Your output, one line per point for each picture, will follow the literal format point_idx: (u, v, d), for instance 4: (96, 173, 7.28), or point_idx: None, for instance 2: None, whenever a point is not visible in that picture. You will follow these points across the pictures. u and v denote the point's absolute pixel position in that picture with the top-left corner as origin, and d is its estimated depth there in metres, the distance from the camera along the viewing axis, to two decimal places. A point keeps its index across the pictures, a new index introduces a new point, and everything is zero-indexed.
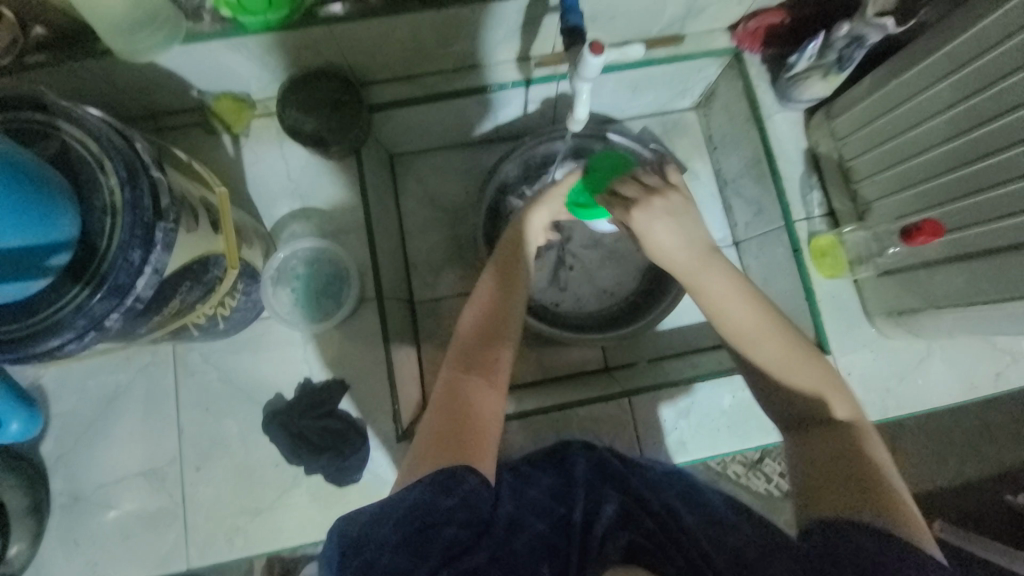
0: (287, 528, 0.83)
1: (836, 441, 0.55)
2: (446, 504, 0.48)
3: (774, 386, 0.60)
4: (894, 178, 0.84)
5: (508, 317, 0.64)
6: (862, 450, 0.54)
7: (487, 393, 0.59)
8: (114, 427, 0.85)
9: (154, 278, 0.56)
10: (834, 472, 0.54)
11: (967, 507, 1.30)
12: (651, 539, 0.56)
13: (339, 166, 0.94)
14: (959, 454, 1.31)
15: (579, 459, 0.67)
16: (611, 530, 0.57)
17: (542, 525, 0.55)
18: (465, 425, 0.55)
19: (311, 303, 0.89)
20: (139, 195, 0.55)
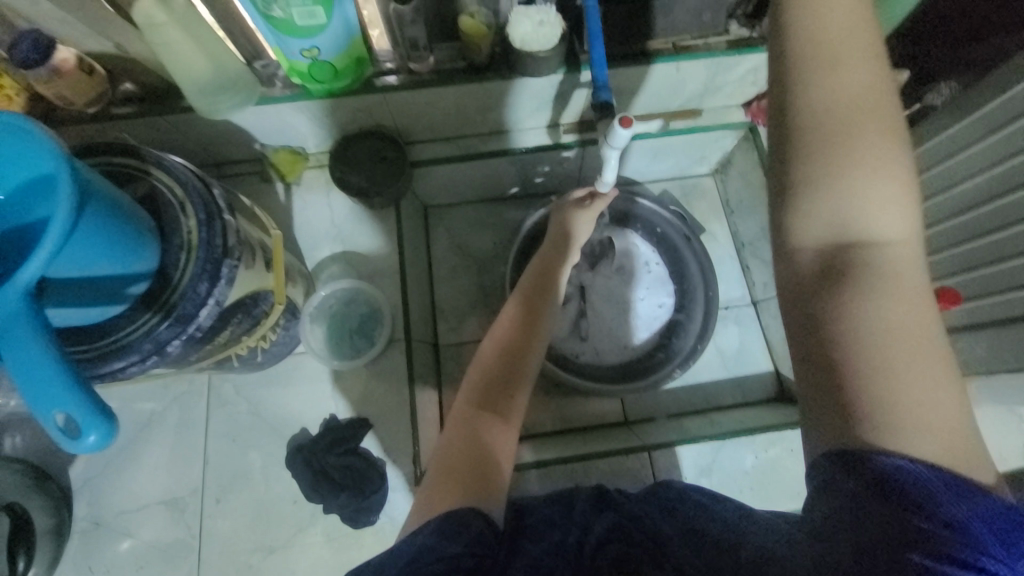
0: (299, 569, 0.82)
1: (859, 309, 0.39)
2: (454, 550, 0.45)
3: (812, 203, 0.42)
4: None
5: (526, 355, 0.68)
6: (886, 309, 0.39)
7: (499, 433, 0.62)
8: (143, 453, 0.87)
9: (216, 310, 0.60)
10: (905, 387, 0.36)
11: None
12: (646, 553, 0.49)
13: (380, 214, 1.01)
14: None
15: (585, 494, 0.61)
16: (601, 545, 0.50)
17: (541, 550, 0.49)
18: (482, 461, 0.57)
19: (345, 341, 0.92)
20: (212, 234, 0.61)
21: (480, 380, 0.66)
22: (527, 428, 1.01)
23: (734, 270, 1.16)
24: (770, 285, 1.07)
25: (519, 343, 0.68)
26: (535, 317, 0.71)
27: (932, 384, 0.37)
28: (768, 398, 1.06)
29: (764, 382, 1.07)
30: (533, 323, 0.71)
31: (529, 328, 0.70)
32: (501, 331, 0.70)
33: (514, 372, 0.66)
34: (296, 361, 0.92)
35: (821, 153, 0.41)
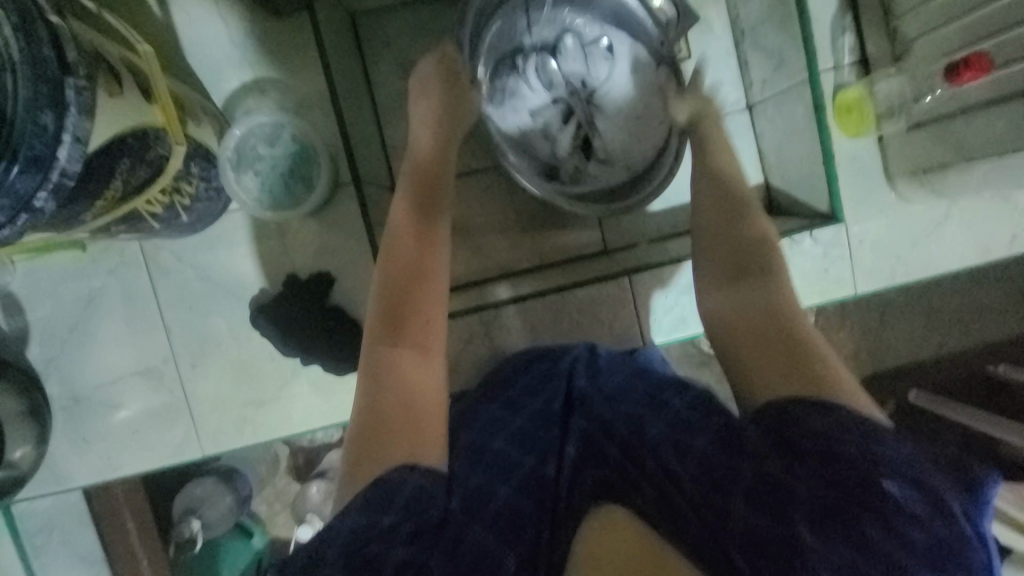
0: (294, 416, 0.85)
1: (760, 296, 0.57)
2: (386, 523, 0.48)
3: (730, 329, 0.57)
4: (941, 10, 0.72)
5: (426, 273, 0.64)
6: (778, 303, 0.56)
7: (425, 365, 0.59)
8: (98, 330, 0.82)
9: (78, 149, 0.48)
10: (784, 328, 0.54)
11: (949, 376, 1.36)
12: (617, 473, 0.52)
13: (292, 27, 0.80)
14: (948, 328, 1.34)
15: (556, 394, 0.63)
16: (577, 473, 0.54)
17: (510, 492, 0.53)
18: (409, 400, 0.56)
19: (280, 188, 0.78)
20: (36, 43, 0.44)
21: (384, 307, 0.61)
22: (504, 267, 0.96)
23: (728, 70, 1.00)
24: (769, 82, 0.92)
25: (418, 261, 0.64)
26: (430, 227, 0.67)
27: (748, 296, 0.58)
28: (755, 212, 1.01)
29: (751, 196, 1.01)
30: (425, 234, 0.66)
31: (425, 250, 0.65)
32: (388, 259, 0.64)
33: (417, 291, 0.62)
34: (233, 219, 0.81)
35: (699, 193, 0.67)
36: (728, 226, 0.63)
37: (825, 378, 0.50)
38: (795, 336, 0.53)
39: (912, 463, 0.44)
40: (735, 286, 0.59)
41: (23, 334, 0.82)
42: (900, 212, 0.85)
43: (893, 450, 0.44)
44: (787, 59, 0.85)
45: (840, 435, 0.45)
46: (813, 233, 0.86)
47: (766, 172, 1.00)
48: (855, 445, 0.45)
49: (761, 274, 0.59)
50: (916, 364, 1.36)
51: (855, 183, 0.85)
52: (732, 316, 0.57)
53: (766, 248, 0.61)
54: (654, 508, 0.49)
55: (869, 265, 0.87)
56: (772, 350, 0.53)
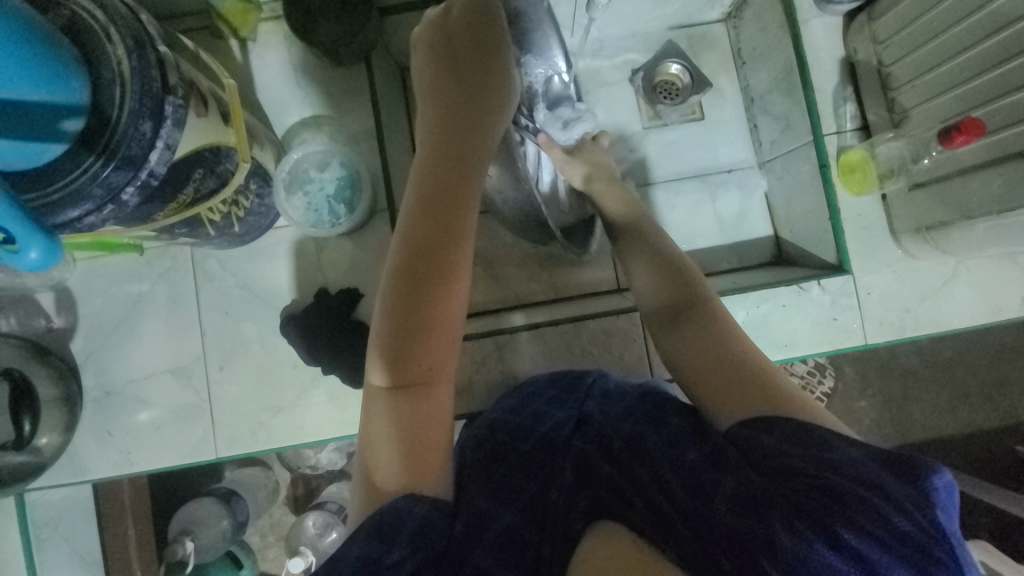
0: (307, 425, 0.87)
1: (701, 327, 0.64)
2: (392, 559, 0.50)
3: (683, 365, 0.63)
4: (933, 83, 0.79)
5: (442, 305, 0.58)
6: (718, 332, 0.63)
7: (436, 402, 0.59)
8: (139, 328, 0.88)
9: (166, 154, 0.57)
10: (728, 353, 0.61)
11: (976, 454, 1.31)
12: (610, 488, 0.55)
13: (350, 74, 0.93)
14: (972, 403, 1.31)
15: (566, 420, 0.65)
16: (573, 497, 0.56)
17: (512, 517, 0.56)
18: (415, 440, 0.57)
19: (324, 208, 0.86)
20: (146, 65, 0.53)
21: (397, 341, 0.58)
22: (520, 297, 1.01)
23: (739, 132, 1.08)
24: (777, 143, 1.00)
25: (427, 303, 0.58)
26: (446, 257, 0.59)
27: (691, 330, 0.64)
28: (764, 262, 1.05)
29: (761, 247, 1.05)
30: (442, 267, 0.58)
31: (439, 277, 0.58)
32: (398, 298, 0.58)
33: (428, 322, 0.58)
34: (278, 235, 0.89)
35: (627, 235, 0.76)
36: (674, 261, 0.70)
37: (780, 395, 0.57)
38: (742, 363, 0.60)
39: (861, 462, 0.48)
40: (680, 324, 0.65)
41: (71, 327, 0.88)
42: (907, 266, 0.89)
43: (843, 453, 0.49)
44: (793, 123, 0.93)
45: (791, 449, 0.51)
46: (821, 282, 0.89)
47: (776, 224, 1.05)
48: (804, 456, 0.50)
49: (700, 308, 0.65)
50: (939, 438, 1.31)
51: (862, 237, 0.89)
52: (682, 351, 0.64)
53: (697, 281, 0.68)
54: (647, 522, 0.52)
55: (880, 317, 0.89)
56: (725, 378, 0.59)
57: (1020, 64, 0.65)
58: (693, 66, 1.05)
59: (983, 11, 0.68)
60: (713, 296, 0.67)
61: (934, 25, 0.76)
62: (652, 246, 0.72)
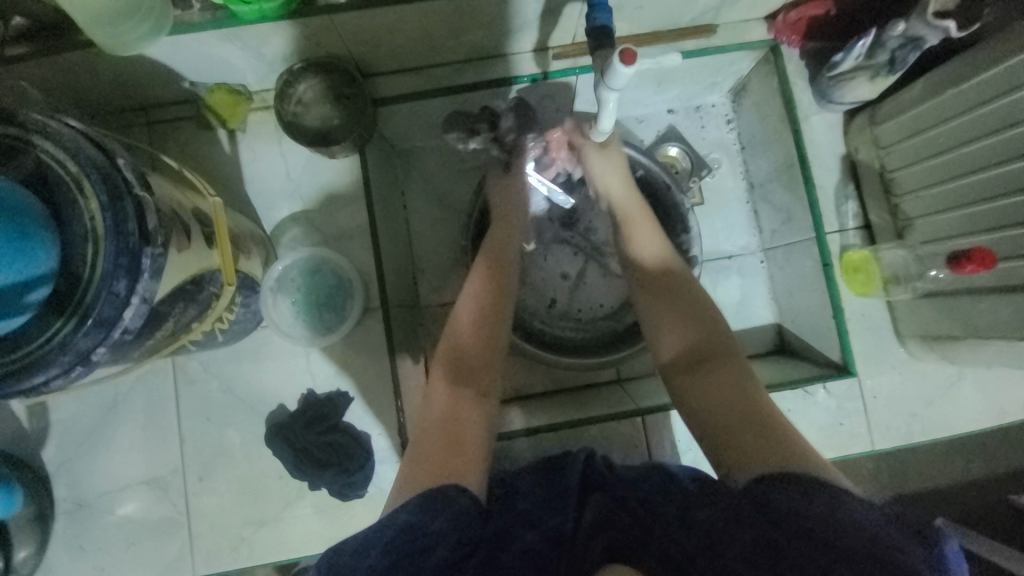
0: (292, 540, 0.82)
1: (723, 372, 0.63)
2: (435, 528, 0.50)
3: (704, 410, 0.61)
4: (939, 197, 0.78)
5: (494, 322, 0.70)
6: (740, 379, 0.62)
7: (478, 406, 0.64)
8: (114, 436, 0.83)
9: (143, 307, 0.52)
10: (750, 401, 0.59)
11: (973, 504, 1.24)
12: (628, 531, 0.53)
13: (344, 166, 0.90)
14: (965, 452, 1.25)
15: (571, 466, 0.63)
16: (593, 531, 0.54)
17: (535, 537, 0.53)
18: (455, 449, 0.59)
19: (313, 317, 0.85)
20: (122, 219, 0.50)
21: (446, 360, 0.67)
22: (517, 389, 0.98)
23: (739, 214, 1.06)
24: (779, 233, 0.98)
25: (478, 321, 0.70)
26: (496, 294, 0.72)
27: (710, 377, 0.63)
28: (766, 351, 1.02)
29: (764, 335, 1.03)
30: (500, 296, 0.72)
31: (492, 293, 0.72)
32: (472, 314, 0.70)
33: (474, 344, 0.68)
34: (264, 335, 0.85)
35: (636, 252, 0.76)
36: (699, 304, 0.69)
37: (799, 452, 0.53)
38: (766, 417, 0.58)
39: (876, 527, 0.45)
40: (699, 368, 0.64)
41: (42, 435, 0.83)
42: (912, 369, 0.87)
43: (858, 517, 0.46)
44: (795, 217, 0.92)
45: (804, 510, 0.47)
46: (826, 384, 0.86)
47: (778, 313, 1.03)
48: (829, 514, 0.46)
49: (724, 359, 0.64)
50: (933, 486, 1.25)
51: (866, 339, 0.87)
52: (700, 396, 0.62)
53: (719, 328, 0.67)
54: (661, 565, 0.49)
55: (886, 420, 0.87)
56: (746, 433, 0.57)
57: None
58: (693, 153, 1.04)
59: (998, 135, 0.67)
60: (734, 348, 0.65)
61: (940, 142, 0.75)
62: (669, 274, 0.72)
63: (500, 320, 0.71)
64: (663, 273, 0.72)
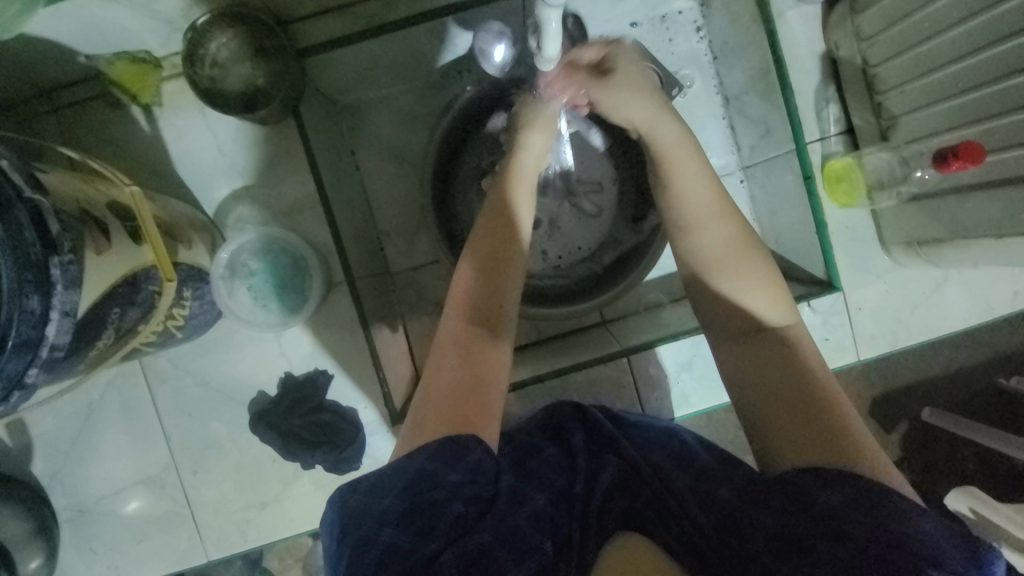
0: (298, 516, 0.84)
1: (770, 352, 0.57)
2: (451, 478, 0.50)
3: (752, 383, 0.57)
4: (923, 91, 0.72)
5: (504, 274, 0.63)
6: (796, 357, 0.57)
7: (492, 352, 0.60)
8: (99, 442, 0.82)
9: (66, 321, 0.48)
10: (807, 383, 0.55)
11: (960, 392, 1.27)
12: (647, 502, 0.58)
13: (280, 132, 0.81)
14: (953, 343, 1.26)
15: (577, 429, 0.69)
16: (609, 497, 0.57)
17: (543, 500, 0.54)
18: (467, 399, 0.57)
19: (276, 300, 0.81)
20: (16, 229, 0.44)
21: (456, 313, 0.62)
22: None
23: (716, 133, 0.99)
24: (758, 148, 0.92)
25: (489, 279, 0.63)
26: (506, 243, 0.64)
27: (759, 356, 0.58)
28: None
29: None
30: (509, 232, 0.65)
31: (502, 238, 0.64)
32: (473, 266, 0.64)
33: (485, 299, 0.62)
34: (229, 324, 0.81)
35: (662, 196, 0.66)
36: (746, 274, 0.61)
37: (853, 447, 0.51)
38: (824, 404, 0.54)
39: (932, 535, 0.43)
40: (748, 344, 0.59)
41: (26, 451, 0.82)
42: (898, 276, 0.85)
43: (914, 525, 0.44)
44: (773, 129, 0.85)
45: (851, 509, 0.46)
46: (811, 302, 0.85)
47: (762, 233, 0.99)
48: (873, 517, 0.45)
49: (779, 337, 0.58)
50: (922, 380, 1.27)
51: (850, 251, 0.84)
52: (745, 372, 0.58)
53: (776, 301, 0.60)
54: (676, 542, 0.54)
55: (873, 330, 0.86)
56: (794, 416, 0.54)
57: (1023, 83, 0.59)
58: (661, 69, 0.95)
59: (985, 16, 0.61)
60: (794, 323, 0.59)
61: (925, 27, 0.68)
62: (716, 225, 0.62)
63: (512, 272, 0.64)
64: (714, 234, 0.62)
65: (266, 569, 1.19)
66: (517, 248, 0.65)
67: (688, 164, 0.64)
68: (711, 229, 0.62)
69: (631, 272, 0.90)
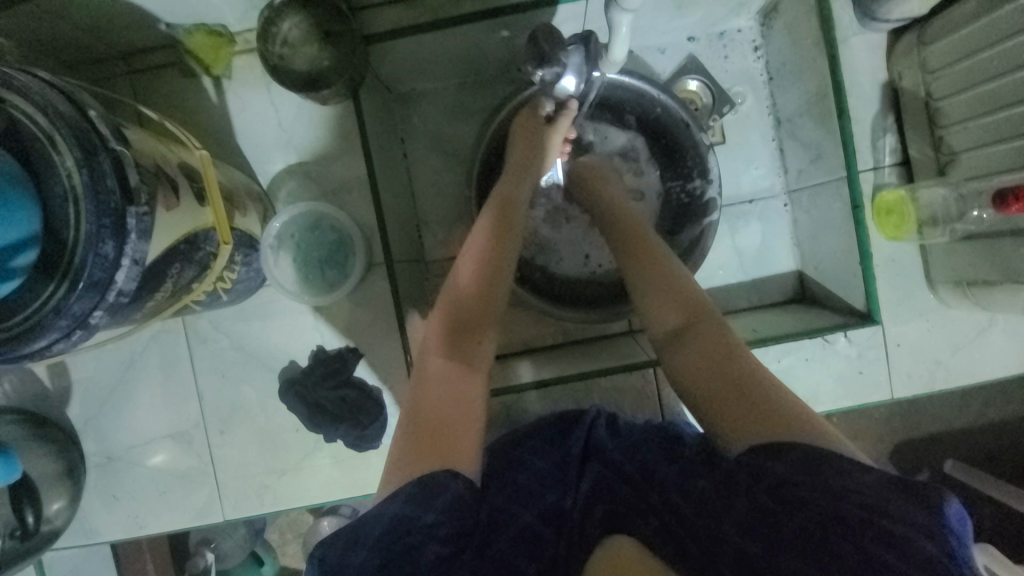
0: (313, 487, 0.86)
1: (702, 340, 0.60)
2: (427, 520, 0.51)
3: (692, 378, 0.58)
4: (989, 129, 0.70)
5: (489, 299, 0.66)
6: (721, 338, 0.60)
7: (473, 376, 0.62)
8: (135, 393, 0.85)
9: (135, 269, 0.50)
10: (731, 360, 0.58)
11: (988, 448, 1.22)
12: (627, 504, 0.56)
13: (338, 112, 0.84)
14: (985, 396, 1.22)
15: (576, 440, 0.67)
16: (588, 507, 0.58)
17: (531, 517, 0.57)
18: (446, 428, 0.58)
19: (316, 274, 0.83)
20: (100, 177, 0.47)
21: (438, 337, 0.64)
22: (525, 342, 0.97)
23: (764, 154, 0.98)
24: (806, 173, 0.91)
25: (474, 301, 0.66)
26: (494, 270, 0.67)
27: (694, 349, 0.60)
28: (786, 300, 0.98)
29: (783, 282, 0.99)
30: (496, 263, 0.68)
31: (490, 262, 0.67)
32: (465, 274, 0.67)
33: (467, 324, 0.65)
34: (270, 293, 0.84)
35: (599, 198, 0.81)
36: (665, 265, 0.68)
37: (791, 412, 0.52)
38: (752, 379, 0.56)
39: (875, 489, 0.45)
40: (681, 339, 0.61)
41: (67, 394, 0.86)
42: (940, 316, 0.83)
43: (855, 479, 0.46)
44: (824, 155, 0.84)
45: (803, 479, 0.47)
46: (847, 334, 0.83)
47: (800, 259, 0.98)
48: (819, 482, 0.46)
49: (704, 326, 0.61)
50: (949, 431, 1.23)
51: (893, 285, 0.82)
52: (684, 370, 0.59)
53: (693, 296, 0.64)
54: (660, 537, 0.52)
55: (909, 369, 0.84)
56: (734, 399, 0.55)
57: None
58: (716, 85, 0.95)
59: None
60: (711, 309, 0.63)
61: (996, 64, 0.67)
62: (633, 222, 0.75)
63: (494, 296, 0.67)
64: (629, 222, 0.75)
65: (269, 540, 1.22)
66: (503, 276, 0.68)
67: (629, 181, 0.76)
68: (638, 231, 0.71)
69: None
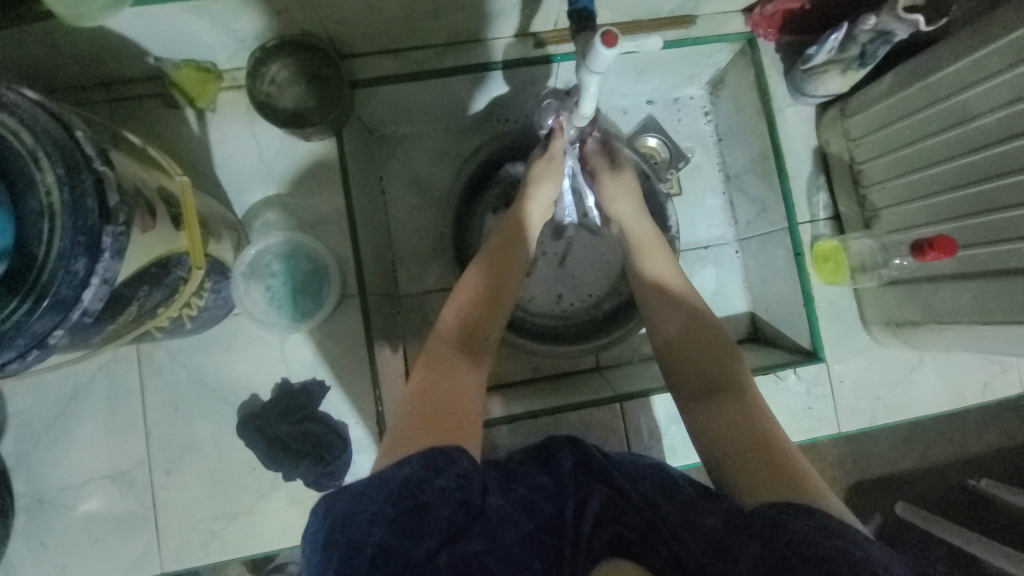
0: (266, 532, 0.80)
1: (731, 402, 0.63)
2: (439, 484, 0.50)
3: (714, 432, 0.61)
4: (904, 189, 0.81)
5: (489, 310, 0.68)
6: (748, 401, 0.63)
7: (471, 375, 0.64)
8: (75, 428, 0.79)
9: (104, 289, 0.49)
10: (756, 423, 0.60)
11: (930, 490, 1.29)
12: (637, 529, 0.56)
13: (321, 149, 0.87)
14: (926, 438, 1.29)
15: (565, 456, 0.65)
16: (597, 525, 0.56)
17: (532, 525, 0.54)
18: (448, 409, 0.58)
19: (288, 304, 0.83)
20: (81, 195, 0.47)
21: (440, 343, 0.66)
22: (495, 378, 0.98)
23: (717, 205, 1.07)
24: (753, 224, 1.01)
25: (477, 315, 0.68)
26: (494, 292, 0.70)
27: (721, 408, 0.62)
28: (741, 339, 1.05)
29: (738, 323, 1.05)
30: (499, 282, 0.70)
31: (495, 279, 0.70)
32: (470, 288, 0.70)
33: (467, 334, 0.66)
34: (235, 323, 0.82)
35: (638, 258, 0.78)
36: (705, 341, 0.69)
37: (809, 483, 0.53)
38: (775, 445, 0.57)
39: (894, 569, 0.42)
40: (709, 399, 0.64)
41: None
42: (877, 354, 0.91)
43: (873, 554, 0.44)
44: (768, 208, 0.94)
45: (819, 537, 0.46)
46: (797, 370, 0.89)
47: (752, 302, 1.05)
48: (834, 544, 0.45)
49: (735, 390, 0.64)
50: (895, 473, 1.29)
51: (834, 326, 0.90)
52: (711, 427, 0.62)
53: (728, 359, 0.67)
54: (667, 565, 0.53)
55: (853, 404, 0.90)
56: (756, 460, 0.56)
57: (998, 186, 0.67)
58: (672, 143, 1.04)
59: (958, 129, 0.71)
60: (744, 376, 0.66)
61: (907, 134, 0.78)
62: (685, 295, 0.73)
63: (496, 311, 0.69)
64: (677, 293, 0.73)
65: None
66: (505, 296, 0.70)
67: (658, 258, 0.76)
68: (663, 307, 0.73)
69: (629, 322, 0.95)
